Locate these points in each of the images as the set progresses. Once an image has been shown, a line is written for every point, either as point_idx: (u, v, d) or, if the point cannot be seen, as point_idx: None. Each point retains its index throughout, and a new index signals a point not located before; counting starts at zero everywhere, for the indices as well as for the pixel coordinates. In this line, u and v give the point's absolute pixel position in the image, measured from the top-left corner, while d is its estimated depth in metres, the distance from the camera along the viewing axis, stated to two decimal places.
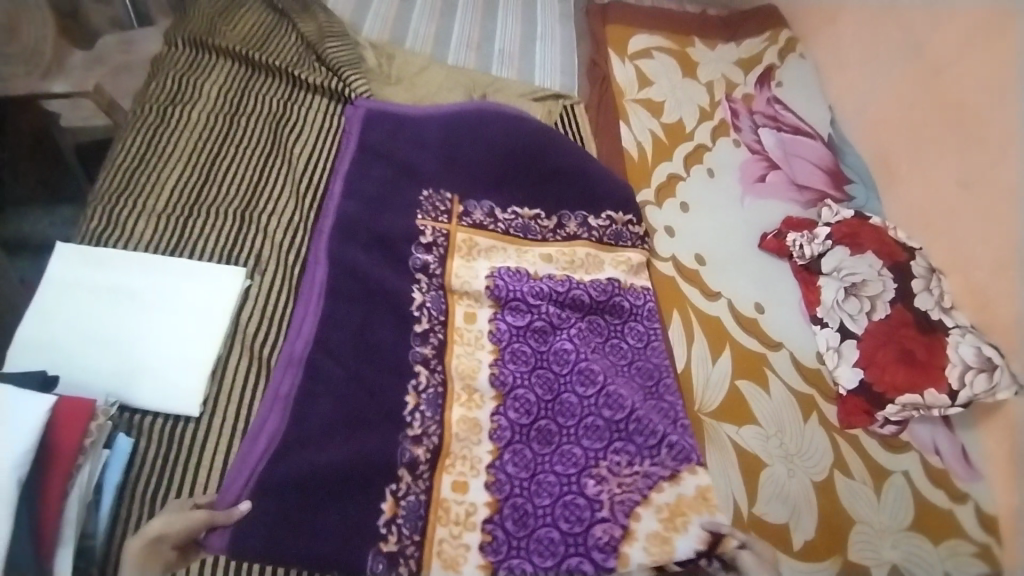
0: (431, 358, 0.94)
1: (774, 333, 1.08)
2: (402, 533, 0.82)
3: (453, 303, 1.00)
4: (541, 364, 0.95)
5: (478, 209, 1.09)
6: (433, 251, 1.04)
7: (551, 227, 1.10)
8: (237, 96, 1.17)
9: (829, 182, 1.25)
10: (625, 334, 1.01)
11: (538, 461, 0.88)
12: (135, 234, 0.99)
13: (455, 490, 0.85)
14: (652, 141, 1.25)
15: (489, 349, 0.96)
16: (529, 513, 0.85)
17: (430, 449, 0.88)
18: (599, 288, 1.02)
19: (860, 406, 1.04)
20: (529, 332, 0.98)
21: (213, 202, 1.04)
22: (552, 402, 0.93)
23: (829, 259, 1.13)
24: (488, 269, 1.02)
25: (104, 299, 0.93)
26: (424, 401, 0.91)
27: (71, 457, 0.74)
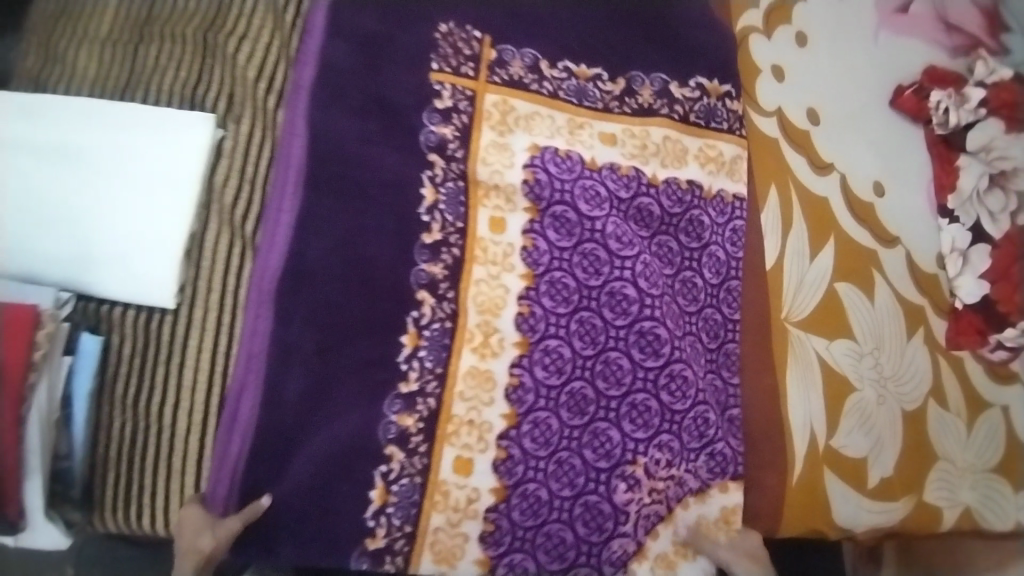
0: (440, 282, 0.70)
1: (889, 225, 0.84)
2: (390, 526, 0.67)
3: (474, 203, 0.72)
4: (585, 306, 0.72)
5: (518, 56, 0.77)
6: (451, 116, 0.74)
7: (616, 93, 0.79)
8: None
9: (983, 26, 0.93)
10: (700, 265, 0.77)
11: (562, 437, 0.69)
12: (76, 68, 0.77)
13: (458, 472, 0.68)
14: None
15: (521, 273, 0.72)
16: (543, 502, 0.69)
17: (426, 413, 0.68)
18: (673, 196, 0.77)
19: (974, 325, 0.85)
20: (574, 257, 0.73)
21: (166, 23, 0.79)
22: (595, 358, 0.71)
23: (978, 134, 0.86)
24: (527, 145, 0.75)
25: (38, 157, 0.73)
26: (425, 344, 0.69)
27: (19, 374, 0.65)
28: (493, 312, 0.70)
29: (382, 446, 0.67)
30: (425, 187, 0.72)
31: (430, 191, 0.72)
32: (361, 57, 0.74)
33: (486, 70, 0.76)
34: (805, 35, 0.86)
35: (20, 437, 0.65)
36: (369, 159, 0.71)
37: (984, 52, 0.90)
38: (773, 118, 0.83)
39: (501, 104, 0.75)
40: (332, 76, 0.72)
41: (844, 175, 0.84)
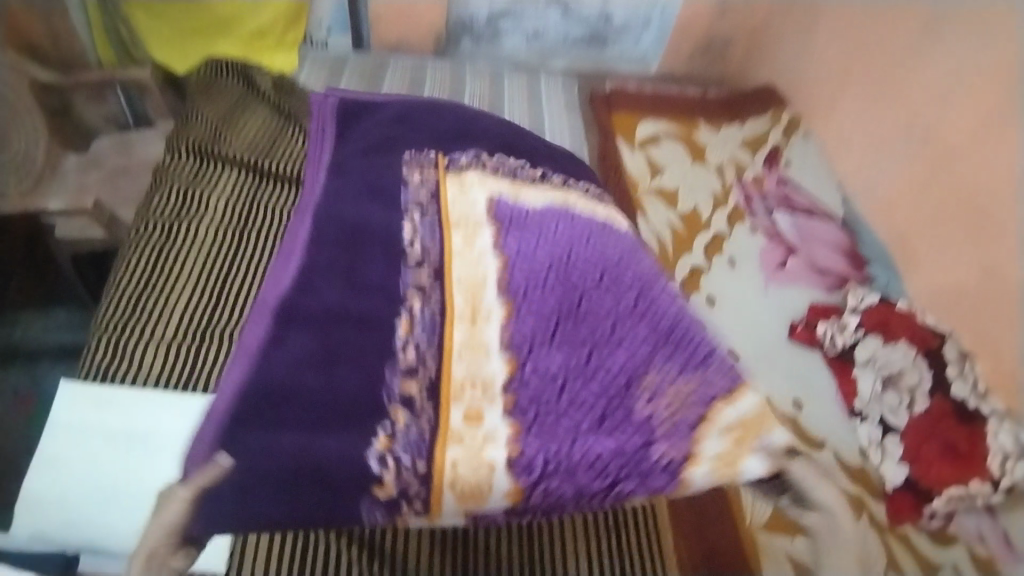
0: (417, 399, 0.69)
1: (816, 432, 1.03)
2: (399, 465, 0.64)
3: (444, 438, 0.65)
4: (613, 416, 0.68)
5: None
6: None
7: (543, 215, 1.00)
8: (244, 209, 1.14)
9: (848, 263, 1.21)
10: (629, 262, 0.83)
11: (564, 426, 0.67)
12: (142, 365, 0.95)
13: (470, 419, 0.67)
14: (672, 234, 1.22)
15: (503, 416, 0.67)
16: (561, 449, 0.65)
17: (428, 382, 0.70)
18: (639, 341, 0.74)
19: (907, 502, 0.99)
20: (565, 402, 0.68)
21: (218, 326, 0.99)
22: (553, 321, 0.74)
23: (863, 349, 1.09)
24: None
25: (119, 443, 0.90)
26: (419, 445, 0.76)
27: None
28: (476, 497, 0.63)
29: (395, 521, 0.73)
30: None
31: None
32: None
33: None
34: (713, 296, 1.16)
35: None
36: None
37: (853, 285, 1.16)
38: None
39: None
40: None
41: (768, 395, 1.05)
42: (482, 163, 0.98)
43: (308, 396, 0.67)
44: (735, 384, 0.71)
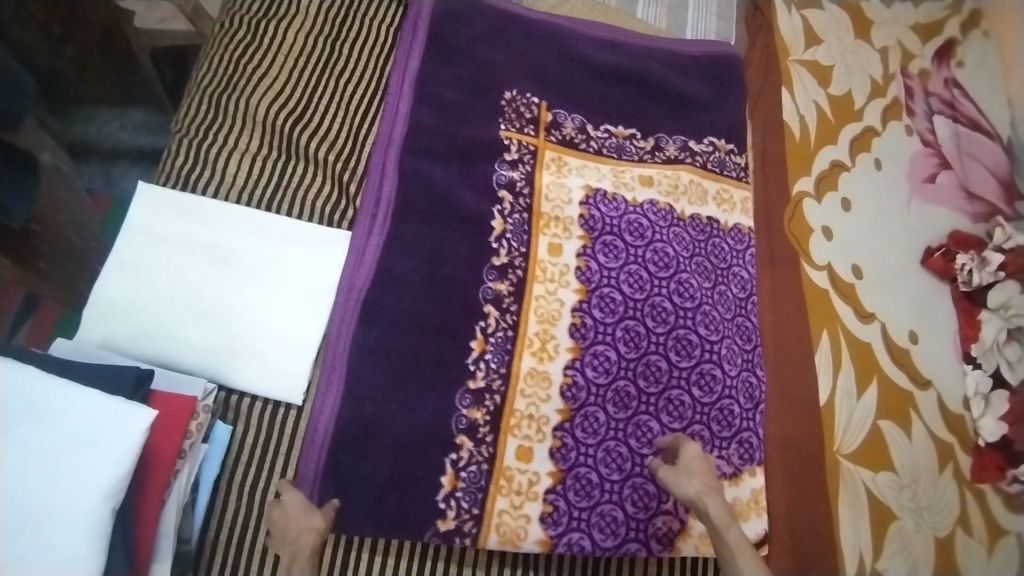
0: (480, 427, 0.78)
1: (923, 367, 0.95)
2: (489, 368, 0.80)
3: (504, 432, 0.78)
4: (637, 473, 0.79)
5: (580, 206, 0.87)
6: (513, 231, 0.85)
7: (648, 149, 0.94)
8: (340, 15, 1.01)
9: (1001, 193, 1.06)
10: (730, 282, 0.88)
11: (609, 428, 0.79)
12: (226, 175, 0.89)
13: (519, 458, 0.78)
14: (816, 117, 1.02)
15: (559, 406, 0.79)
16: (601, 422, 0.79)
17: (491, 410, 0.79)
18: (704, 385, 0.82)
19: (995, 461, 0.95)
20: (609, 394, 0.80)
21: (305, 142, 0.92)
22: (615, 325, 0.82)
23: (997, 293, 0.98)
24: (577, 247, 0.85)
25: (198, 263, 0.86)
26: (491, 348, 0.80)
27: (171, 462, 0.72)
28: (514, 541, 0.76)
29: (454, 435, 0.77)
30: (477, 337, 0.81)
31: (480, 341, 0.80)
32: (484, 199, 0.87)
33: (564, 232, 0.85)
34: (850, 200, 0.99)
35: (158, 519, 0.71)
36: (419, 279, 0.82)
37: (1001, 220, 1.03)
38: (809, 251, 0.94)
39: (553, 249, 0.85)
40: (418, 224, 0.85)
41: (885, 323, 0.95)
42: (587, 136, 0.93)
43: (396, 430, 0.77)
44: (745, 468, 0.83)
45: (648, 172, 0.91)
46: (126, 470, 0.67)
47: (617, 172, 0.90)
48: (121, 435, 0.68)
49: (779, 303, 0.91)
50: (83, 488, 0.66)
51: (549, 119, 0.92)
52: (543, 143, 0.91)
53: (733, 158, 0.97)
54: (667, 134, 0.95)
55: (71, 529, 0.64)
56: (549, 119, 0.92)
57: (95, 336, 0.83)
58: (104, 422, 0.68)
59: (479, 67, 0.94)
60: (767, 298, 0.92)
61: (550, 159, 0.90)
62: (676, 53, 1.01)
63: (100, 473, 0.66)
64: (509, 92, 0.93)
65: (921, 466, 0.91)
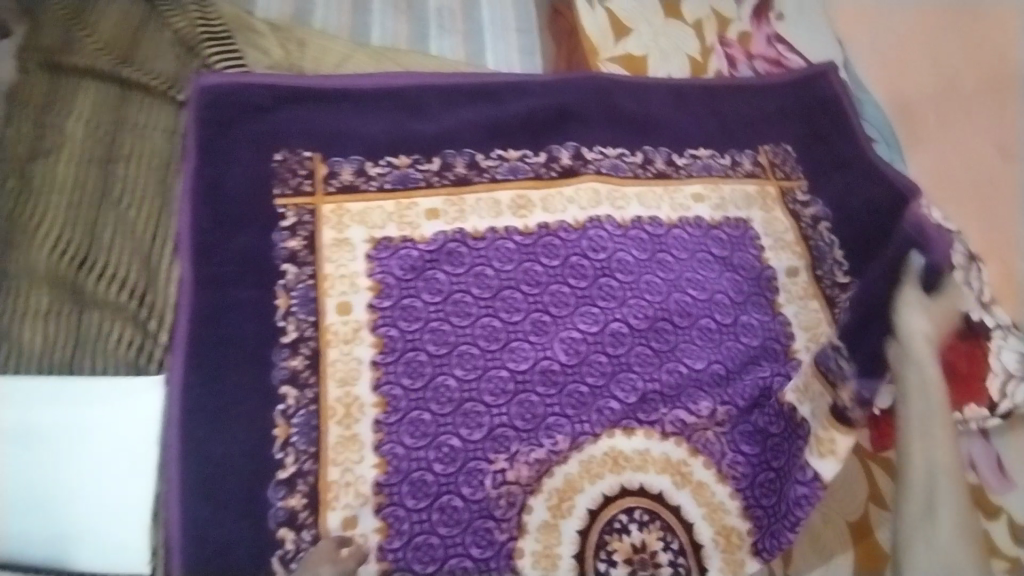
0: (300, 513, 0.76)
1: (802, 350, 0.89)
2: (298, 451, 0.78)
3: (324, 509, 0.76)
4: (478, 518, 0.77)
5: (367, 260, 0.85)
6: (299, 303, 0.84)
7: (434, 171, 0.91)
8: (113, 133, 0.93)
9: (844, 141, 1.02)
10: (594, 300, 0.85)
11: (440, 484, 0.77)
12: (18, 345, 0.82)
13: (345, 527, 0.76)
14: (636, 113, 0.99)
15: (373, 462, 0.78)
16: (429, 482, 0.77)
17: (308, 498, 0.77)
18: (526, 413, 0.80)
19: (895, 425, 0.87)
20: (461, 477, 0.78)
21: (97, 287, 0.84)
22: (454, 413, 0.79)
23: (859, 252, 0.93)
24: (368, 298, 0.83)
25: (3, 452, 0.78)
26: (295, 432, 0.79)
27: None
28: None
29: (275, 530, 0.76)
30: (280, 422, 0.79)
31: (283, 427, 0.79)
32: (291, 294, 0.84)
33: (351, 287, 0.84)
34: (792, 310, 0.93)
35: None
36: (247, 409, 0.79)
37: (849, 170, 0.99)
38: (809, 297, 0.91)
39: (342, 308, 0.83)
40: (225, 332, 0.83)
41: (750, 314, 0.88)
42: (367, 177, 0.90)
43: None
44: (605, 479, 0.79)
45: (434, 203, 0.89)
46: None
47: (401, 212, 0.88)
48: None
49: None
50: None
51: (326, 170, 0.90)
52: (321, 198, 0.88)
53: (528, 160, 0.93)
54: (453, 149, 0.93)
55: None
56: (325, 171, 0.90)
57: None
58: None
59: (266, 148, 0.91)
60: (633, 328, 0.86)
61: (330, 212, 0.88)
62: (474, 86, 0.97)
63: None
64: (280, 151, 0.91)
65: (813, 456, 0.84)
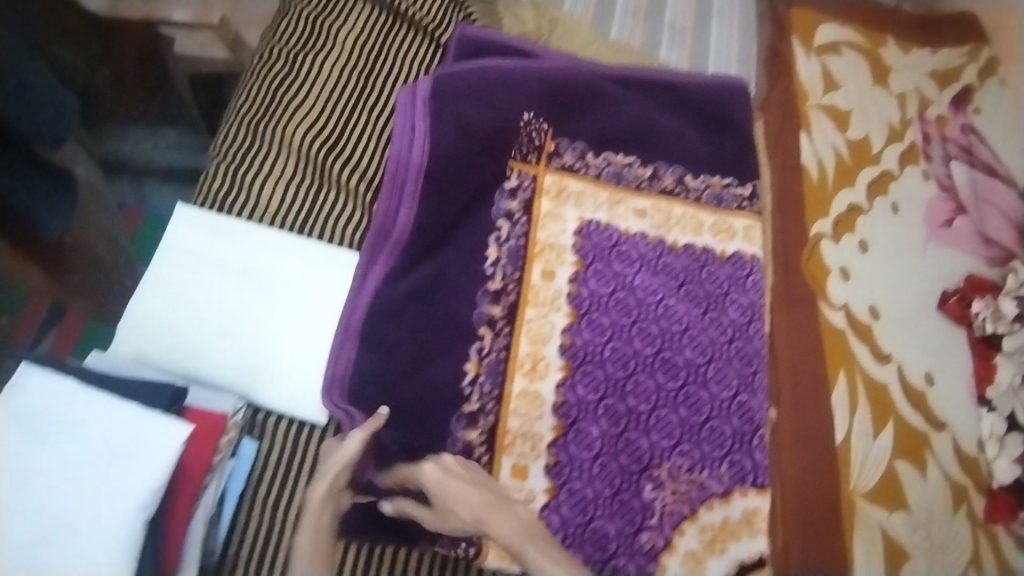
0: (475, 448, 0.83)
1: (939, 410, 0.95)
2: (482, 392, 0.84)
3: (499, 453, 0.83)
4: (625, 489, 0.84)
5: (575, 236, 0.91)
6: (507, 258, 0.89)
7: (646, 176, 0.98)
8: (376, 50, 1.05)
9: (1015, 240, 1.07)
10: (725, 308, 0.93)
11: (603, 442, 0.84)
12: (260, 202, 0.94)
13: (516, 476, 0.82)
14: (834, 162, 1.04)
15: (552, 424, 0.84)
16: (593, 437, 0.84)
17: (485, 430, 0.83)
18: (693, 408, 0.88)
19: (1009, 504, 0.94)
20: (619, 444, 0.85)
21: (337, 172, 0.96)
22: (625, 378, 0.87)
23: (1015, 339, 0.97)
24: (570, 273, 0.90)
25: (228, 284, 0.91)
26: (484, 370, 0.85)
27: (200, 478, 0.76)
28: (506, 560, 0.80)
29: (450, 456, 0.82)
30: (472, 359, 0.85)
31: (475, 364, 0.85)
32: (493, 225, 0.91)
33: (557, 258, 0.90)
34: (933, 372, 0.96)
35: (185, 530, 0.75)
36: (447, 342, 0.85)
37: (1018, 264, 1.04)
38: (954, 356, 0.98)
39: (546, 275, 0.89)
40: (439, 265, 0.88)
41: (901, 364, 0.95)
42: (587, 163, 0.96)
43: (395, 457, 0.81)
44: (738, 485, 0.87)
45: (643, 203, 0.96)
46: (158, 485, 0.70)
47: (613, 202, 0.95)
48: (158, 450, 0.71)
49: (796, 346, 0.92)
50: (116, 501, 0.69)
51: (552, 147, 0.96)
52: (543, 169, 0.94)
53: (732, 190, 1.00)
54: (666, 162, 0.99)
55: (94, 545, 0.67)
56: (551, 148, 0.96)
57: (133, 349, 0.88)
58: (136, 438, 0.71)
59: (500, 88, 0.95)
60: (784, 338, 0.93)
61: (550, 183, 0.94)
62: (696, 93, 1.04)
63: (130, 493, 0.69)
64: (523, 116, 0.95)
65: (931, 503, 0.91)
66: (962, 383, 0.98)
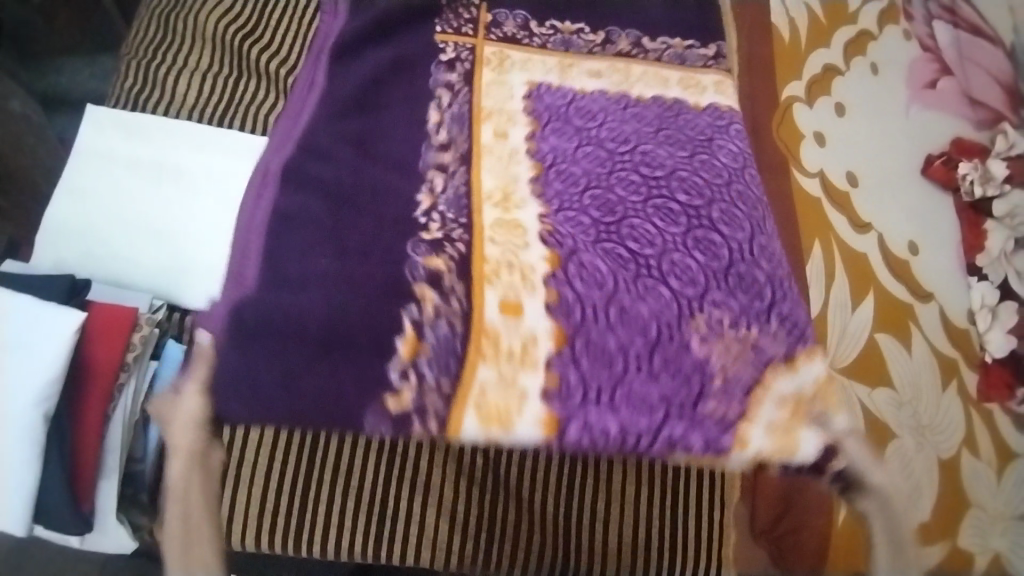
0: (443, 276, 0.65)
1: (924, 281, 0.88)
2: (445, 220, 0.68)
3: (478, 284, 0.64)
4: (665, 339, 0.63)
5: (524, 98, 0.78)
6: (452, 120, 0.76)
7: (598, 42, 0.85)
8: None
9: (1006, 101, 0.97)
10: (714, 151, 0.76)
11: (610, 296, 0.64)
12: (176, 96, 0.88)
13: (505, 313, 0.63)
14: (807, 20, 0.95)
15: (543, 254, 0.66)
16: (603, 282, 0.65)
17: (457, 258, 0.66)
18: (711, 246, 0.68)
19: (1003, 379, 0.87)
20: (636, 289, 0.65)
21: (253, 57, 0.89)
22: (619, 224, 0.69)
23: (1004, 202, 0.90)
24: (525, 132, 0.75)
25: (143, 183, 0.84)
26: (443, 202, 0.70)
27: (111, 375, 0.73)
28: (502, 422, 0.60)
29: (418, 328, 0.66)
30: (425, 194, 0.70)
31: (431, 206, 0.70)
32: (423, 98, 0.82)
33: (508, 120, 0.76)
34: (916, 241, 0.88)
35: (102, 432, 0.73)
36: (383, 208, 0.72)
37: (1007, 125, 0.95)
38: (953, 225, 0.91)
39: (497, 134, 0.75)
40: (373, 127, 0.76)
41: (882, 235, 0.87)
42: (531, 32, 0.85)
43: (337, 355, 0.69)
44: (800, 342, 0.66)
45: (598, 66, 0.82)
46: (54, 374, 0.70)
47: (565, 67, 0.82)
48: (54, 340, 0.71)
49: (772, 213, 0.84)
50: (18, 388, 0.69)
51: (489, 20, 0.85)
52: (481, 40, 0.83)
53: (695, 52, 0.86)
54: (620, 28, 0.87)
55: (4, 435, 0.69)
56: (489, 20, 0.85)
57: (50, 259, 0.81)
58: (35, 330, 0.71)
59: None
60: None
61: (491, 54, 0.82)
62: None
63: (30, 382, 0.69)
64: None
65: (925, 386, 0.84)
66: (950, 251, 0.90)
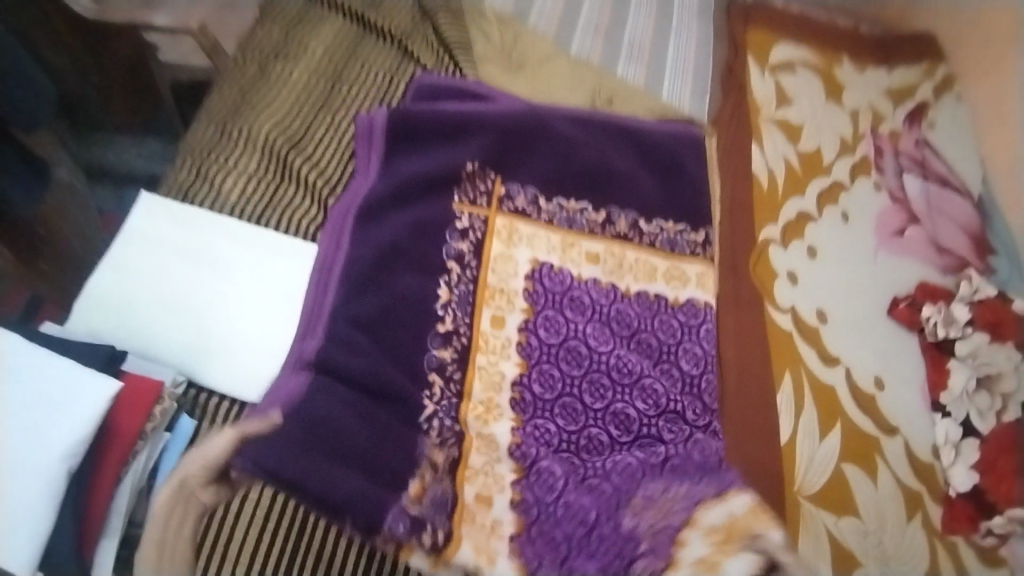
0: (435, 418, 0.82)
1: (891, 415, 0.94)
2: (445, 377, 0.85)
3: (467, 440, 0.82)
4: (621, 498, 0.79)
5: (526, 279, 0.93)
6: (458, 302, 0.90)
7: (599, 221, 1.00)
8: (343, 62, 1.14)
9: (971, 249, 1.05)
10: (678, 358, 0.92)
11: (561, 437, 0.84)
12: (221, 191, 0.98)
13: (485, 459, 0.81)
14: (785, 170, 1.08)
15: (511, 416, 0.85)
16: (560, 437, 0.84)
17: (455, 392, 0.85)
18: (648, 410, 0.87)
19: (966, 512, 0.89)
20: (582, 441, 0.85)
21: (297, 167, 1.01)
22: (591, 387, 0.88)
23: (966, 342, 0.95)
24: (519, 321, 0.90)
25: (181, 266, 0.93)
26: (450, 363, 0.86)
27: (129, 442, 0.77)
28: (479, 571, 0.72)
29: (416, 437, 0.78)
30: (439, 347, 0.87)
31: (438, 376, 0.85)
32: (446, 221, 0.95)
33: (508, 304, 0.91)
34: (882, 376, 0.96)
35: (110, 497, 0.76)
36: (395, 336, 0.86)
37: (971, 271, 1.01)
38: (918, 362, 0.98)
39: (496, 321, 0.90)
40: (396, 253, 0.91)
41: (850, 368, 0.95)
42: (539, 208, 0.99)
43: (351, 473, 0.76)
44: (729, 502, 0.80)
45: (596, 248, 0.97)
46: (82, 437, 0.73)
47: (566, 246, 0.97)
48: (84, 405, 0.75)
49: (745, 351, 0.93)
50: (42, 447, 0.72)
51: (502, 191, 0.99)
52: (493, 213, 0.97)
53: (686, 237, 1.01)
54: (620, 207, 1.02)
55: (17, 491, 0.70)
56: (502, 191, 0.99)
57: (85, 326, 0.89)
58: (69, 393, 0.75)
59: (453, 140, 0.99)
60: (731, 346, 0.94)
61: (500, 226, 0.96)
62: (658, 120, 1.12)
63: (57, 443, 0.72)
64: (471, 163, 0.99)
65: (891, 515, 0.88)
66: (914, 390, 0.97)
